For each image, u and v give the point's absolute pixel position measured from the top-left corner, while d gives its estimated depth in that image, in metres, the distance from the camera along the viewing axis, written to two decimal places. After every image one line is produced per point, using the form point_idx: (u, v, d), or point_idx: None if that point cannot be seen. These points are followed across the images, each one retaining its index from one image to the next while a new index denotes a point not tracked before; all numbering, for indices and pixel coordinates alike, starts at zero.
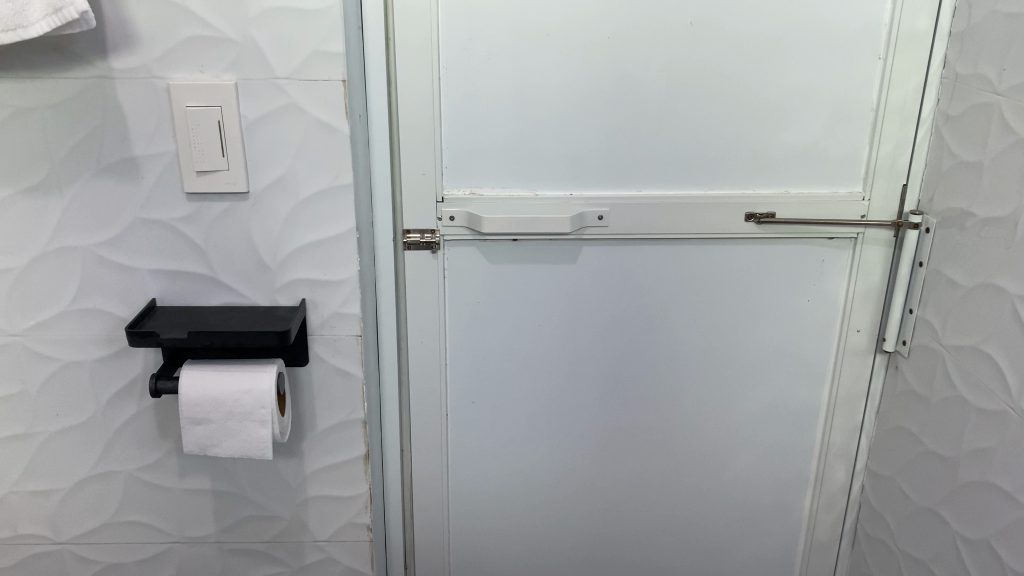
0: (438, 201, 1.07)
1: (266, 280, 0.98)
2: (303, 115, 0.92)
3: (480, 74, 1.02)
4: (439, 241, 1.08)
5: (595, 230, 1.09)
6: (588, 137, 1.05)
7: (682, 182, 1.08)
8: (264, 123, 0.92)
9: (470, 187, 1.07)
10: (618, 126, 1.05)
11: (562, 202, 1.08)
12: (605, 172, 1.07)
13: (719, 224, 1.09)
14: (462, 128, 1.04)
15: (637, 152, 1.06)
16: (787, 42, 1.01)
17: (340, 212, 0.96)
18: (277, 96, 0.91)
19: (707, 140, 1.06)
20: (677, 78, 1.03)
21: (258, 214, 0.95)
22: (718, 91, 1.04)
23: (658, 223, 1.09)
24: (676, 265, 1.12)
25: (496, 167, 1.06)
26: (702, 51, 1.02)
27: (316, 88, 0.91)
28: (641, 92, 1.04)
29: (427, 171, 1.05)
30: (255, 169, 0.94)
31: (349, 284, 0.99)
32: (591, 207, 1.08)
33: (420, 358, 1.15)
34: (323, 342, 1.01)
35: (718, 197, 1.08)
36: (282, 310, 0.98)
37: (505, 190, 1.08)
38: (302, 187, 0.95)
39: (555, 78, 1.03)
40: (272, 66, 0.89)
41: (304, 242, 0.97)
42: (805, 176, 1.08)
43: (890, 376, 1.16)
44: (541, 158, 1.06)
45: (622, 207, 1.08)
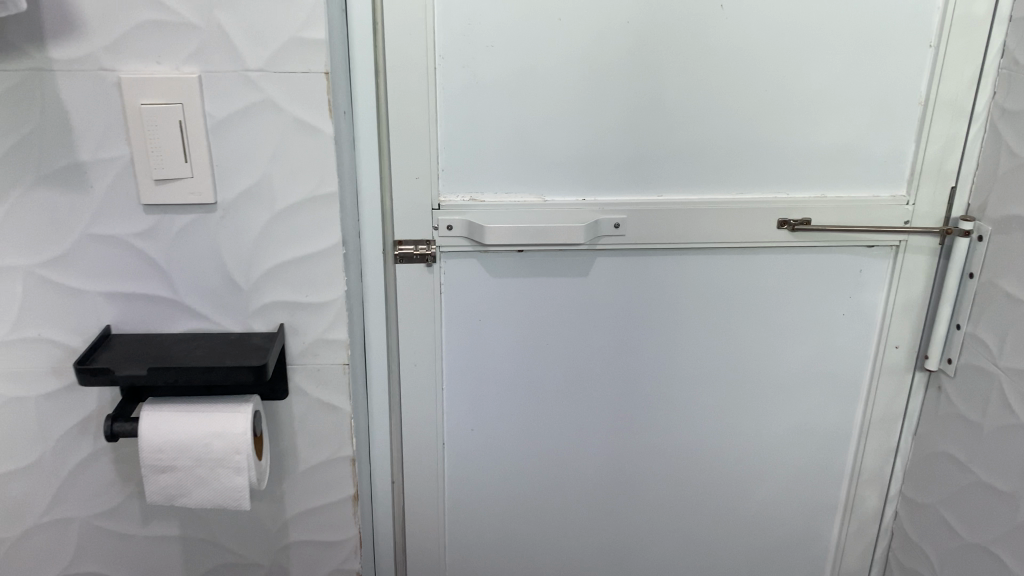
0: (434, 208, 0.94)
1: (237, 304, 0.85)
2: (279, 114, 0.79)
3: (480, 64, 0.89)
4: (435, 253, 0.96)
5: (611, 240, 0.97)
6: (602, 135, 0.94)
7: (707, 185, 0.96)
8: (235, 123, 0.79)
9: (469, 192, 0.95)
10: (636, 122, 0.93)
11: (573, 208, 0.95)
12: (621, 176, 0.95)
13: (748, 231, 0.98)
14: (460, 126, 0.92)
15: (658, 153, 0.95)
16: (829, 27, 0.90)
17: (323, 225, 0.83)
18: (249, 91, 0.78)
19: (736, 138, 0.94)
20: (703, 66, 0.91)
21: (228, 228, 0.82)
22: (749, 82, 0.92)
23: (680, 232, 0.97)
24: (697, 277, 1.01)
25: (499, 170, 0.94)
26: (732, 37, 0.90)
27: (294, 82, 0.78)
28: (662, 84, 0.92)
29: (420, 175, 0.93)
30: (224, 176, 0.81)
31: (335, 307, 0.86)
32: (606, 214, 0.96)
33: (413, 382, 1.03)
34: (304, 373, 0.88)
35: (747, 202, 0.96)
36: (257, 338, 0.85)
37: (510, 197, 0.95)
38: (278, 197, 0.81)
39: (566, 66, 0.90)
40: (242, 56, 0.76)
41: (281, 261, 0.84)
42: (843, 180, 0.97)
43: (930, 396, 1.06)
44: (549, 159, 0.94)
45: (640, 214, 0.96)
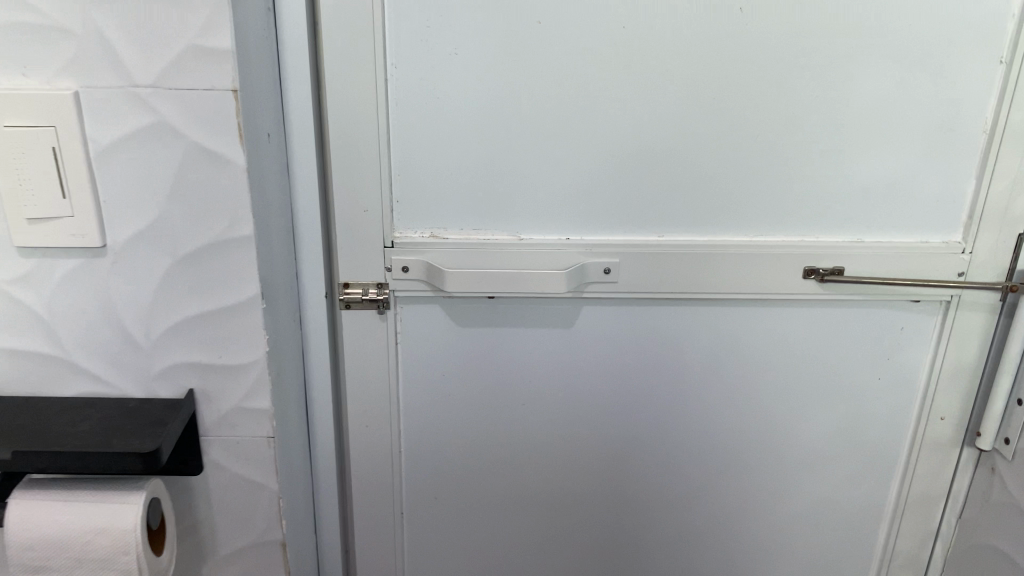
0: (386, 246, 0.79)
1: (137, 365, 0.70)
2: (178, 139, 0.63)
3: (442, 75, 0.73)
4: (388, 298, 0.81)
5: (599, 288, 0.81)
6: (591, 164, 0.77)
7: (719, 225, 0.80)
8: (124, 150, 0.63)
9: (430, 228, 0.79)
10: (633, 150, 0.76)
11: (555, 250, 0.79)
12: (614, 212, 0.79)
13: (767, 280, 0.81)
14: (419, 150, 0.76)
15: (659, 186, 0.78)
16: (877, 37, 0.72)
17: (237, 274, 0.68)
18: (139, 111, 0.62)
19: (756, 171, 0.77)
20: (717, 83, 0.74)
21: (121, 276, 0.67)
22: (774, 104, 0.75)
23: (685, 279, 0.81)
24: (704, 331, 0.85)
25: (466, 203, 0.78)
26: (754, 48, 0.73)
27: (195, 101, 0.62)
28: (666, 104, 0.75)
29: (369, 207, 0.77)
30: (113, 214, 0.65)
31: (255, 371, 0.71)
32: (595, 257, 0.80)
33: (366, 442, 0.88)
34: (220, 446, 0.74)
35: (769, 246, 0.80)
36: (159, 406, 0.70)
37: (480, 234, 0.79)
38: (181, 241, 0.66)
39: (548, 80, 0.74)
40: (128, 68, 0.61)
41: (187, 315, 0.69)
42: (886, 222, 0.80)
43: (980, 477, 0.89)
44: (526, 190, 0.78)
45: (636, 258, 0.80)
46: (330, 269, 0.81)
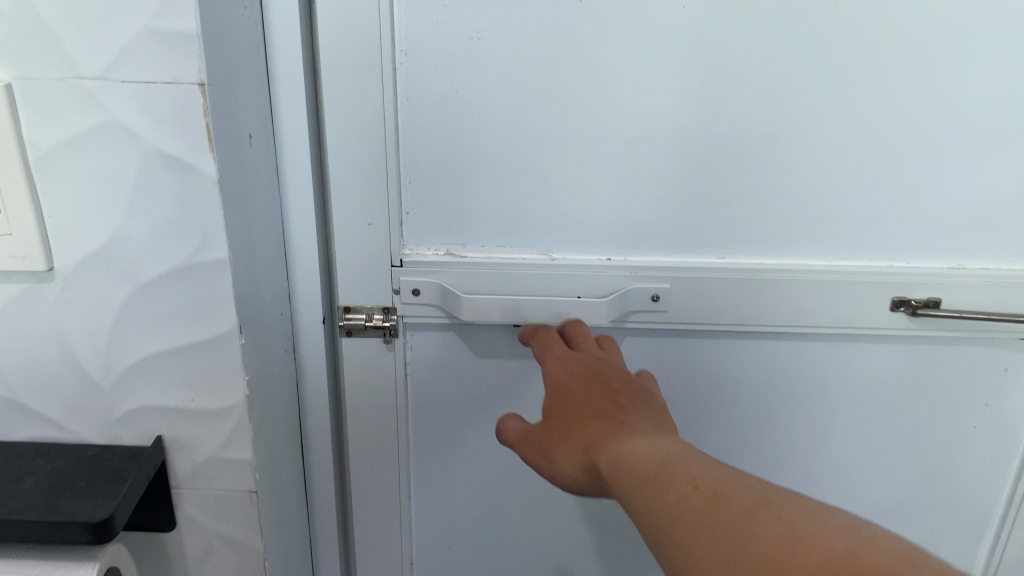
0: (394, 265, 0.67)
1: (95, 407, 0.59)
2: (135, 143, 0.52)
3: (462, 64, 0.60)
4: (396, 326, 0.69)
5: (644, 317, 0.69)
6: (638, 172, 0.64)
7: (790, 246, 0.67)
8: (70, 154, 0.52)
9: (446, 245, 0.67)
10: (691, 157, 0.64)
11: (594, 273, 0.67)
12: (666, 228, 0.67)
13: (846, 312, 0.68)
14: (433, 153, 0.63)
15: (720, 199, 0.65)
16: (1000, 24, 0.58)
17: (210, 305, 0.57)
18: (87, 108, 0.51)
19: (840, 184, 0.64)
20: (798, 78, 0.61)
21: (72, 305, 0.56)
22: (866, 104, 0.61)
23: (748, 309, 0.68)
24: (766, 367, 0.72)
25: (489, 216, 0.66)
26: (846, 36, 0.59)
27: (154, 97, 0.51)
28: (735, 104, 0.62)
29: (374, 220, 0.65)
30: (61, 232, 0.54)
31: (234, 416, 0.60)
32: (642, 282, 0.67)
33: (370, 485, 0.77)
34: (194, 500, 0.63)
35: (851, 274, 0.66)
36: (120, 456, 0.60)
37: (503, 252, 0.67)
38: (142, 264, 0.55)
39: (591, 71, 0.61)
40: (71, 55, 0.49)
41: (152, 351, 0.58)
42: (992, 245, 0.66)
43: None
44: (560, 201, 0.65)
45: (691, 284, 0.67)
46: (329, 289, 0.69)
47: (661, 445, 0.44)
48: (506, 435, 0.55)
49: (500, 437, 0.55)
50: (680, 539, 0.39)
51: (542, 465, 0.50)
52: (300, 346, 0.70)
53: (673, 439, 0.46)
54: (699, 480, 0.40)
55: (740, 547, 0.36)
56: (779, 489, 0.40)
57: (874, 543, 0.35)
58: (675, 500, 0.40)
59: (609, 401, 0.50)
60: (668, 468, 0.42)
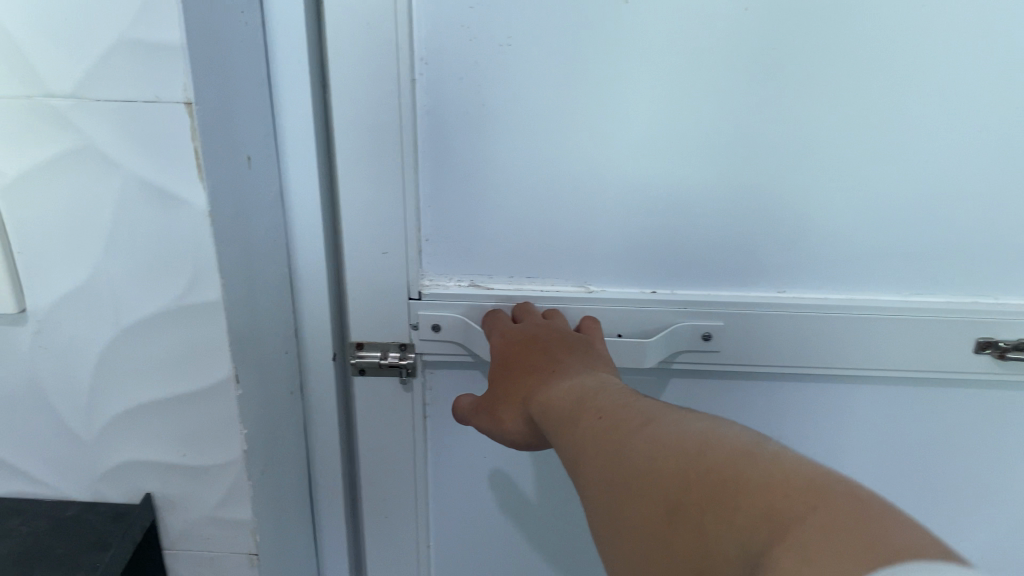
0: (411, 297, 0.59)
1: (76, 462, 0.53)
2: (114, 171, 0.45)
3: (490, 74, 0.53)
4: (414, 364, 0.62)
5: (693, 357, 0.61)
6: (690, 195, 0.57)
7: (862, 279, 0.59)
8: (42, 184, 0.45)
9: (472, 276, 0.60)
10: (752, 179, 0.56)
11: (637, 308, 0.59)
12: (720, 258, 0.59)
13: (923, 355, 0.60)
14: (458, 173, 0.56)
15: (782, 228, 0.57)
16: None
17: (202, 351, 0.50)
18: (59, 131, 0.44)
19: (922, 210, 0.56)
20: (879, 91, 0.52)
21: (49, 350, 0.50)
22: (957, 121, 0.53)
23: (812, 351, 0.60)
24: (826, 405, 0.65)
25: (521, 244, 0.59)
26: (939, 44, 0.51)
27: (134, 118, 0.44)
28: (804, 121, 0.54)
29: (390, 249, 0.58)
30: (33, 270, 0.47)
31: (231, 473, 0.53)
32: (692, 319, 0.59)
33: (389, 533, 0.70)
34: (190, 561, 0.56)
35: (932, 312, 0.58)
36: (105, 517, 0.53)
37: (535, 284, 0.60)
38: (125, 307, 0.48)
39: (638, 81, 0.53)
40: (36, 71, 0.42)
41: (139, 401, 0.51)
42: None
43: None
44: (600, 227, 0.58)
45: (747, 323, 0.59)
46: (340, 323, 0.63)
47: (583, 386, 0.43)
48: (466, 408, 0.54)
49: (459, 411, 0.54)
50: (574, 465, 0.37)
51: (491, 428, 0.49)
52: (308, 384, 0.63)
53: (594, 379, 0.43)
54: (600, 409, 0.39)
55: (617, 465, 0.34)
56: (678, 410, 0.37)
57: (729, 444, 0.31)
58: (580, 430, 0.38)
59: (541, 354, 0.48)
60: (578, 407, 0.40)
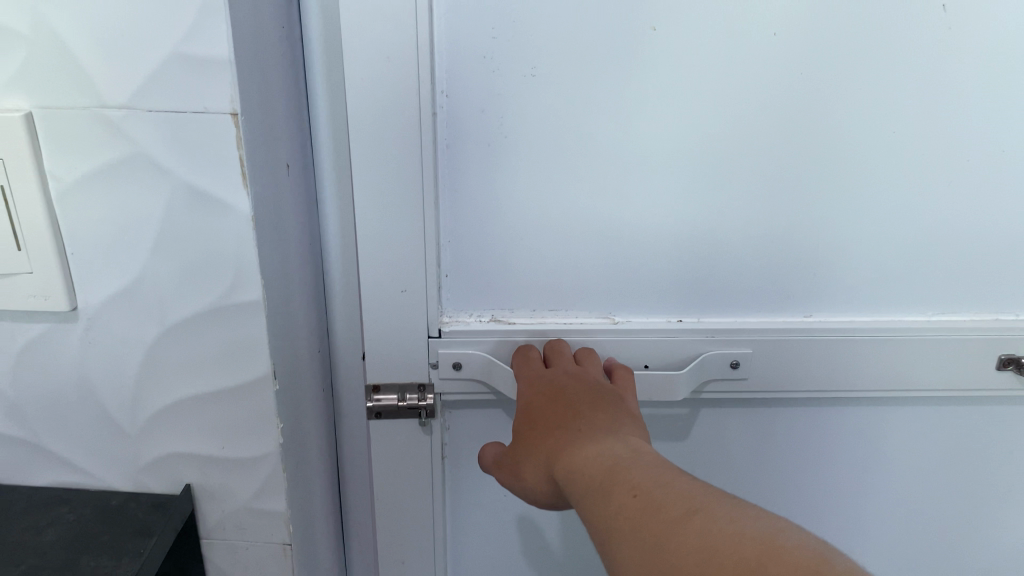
0: (432, 336, 0.60)
1: (121, 453, 0.56)
2: (163, 176, 0.48)
3: (515, 102, 0.54)
4: (433, 404, 0.62)
5: (721, 385, 0.63)
6: (713, 219, 0.59)
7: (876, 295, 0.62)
8: (97, 189, 0.48)
9: (494, 309, 0.61)
10: (773, 198, 0.58)
11: (663, 337, 0.61)
12: (740, 282, 0.61)
13: (941, 371, 0.63)
14: (484, 209, 0.57)
15: (799, 248, 0.60)
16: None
17: (243, 349, 0.52)
18: (113, 140, 0.47)
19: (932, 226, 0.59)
20: (891, 108, 0.55)
21: (98, 345, 0.52)
22: (966, 141, 0.56)
23: (839, 373, 0.63)
24: (842, 420, 0.67)
25: (543, 270, 0.60)
26: (947, 70, 0.54)
27: (184, 127, 0.46)
28: (820, 139, 0.56)
29: (410, 286, 0.57)
30: (85, 269, 0.50)
31: (267, 466, 0.56)
32: (720, 347, 0.61)
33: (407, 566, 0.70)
34: (225, 551, 0.59)
35: (946, 330, 0.61)
36: (147, 505, 0.56)
37: (557, 316, 0.62)
38: (171, 305, 0.51)
39: (660, 109, 0.55)
40: (94, 83, 0.45)
41: (182, 396, 0.54)
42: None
43: None
44: (622, 253, 0.60)
45: (774, 349, 0.61)
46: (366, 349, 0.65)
47: (613, 453, 0.43)
48: (490, 458, 0.55)
49: (484, 461, 0.55)
50: (605, 542, 0.38)
51: (515, 485, 0.50)
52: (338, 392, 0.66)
53: (622, 445, 0.44)
54: (634, 483, 0.39)
55: (661, 552, 0.34)
56: (720, 492, 0.38)
57: (790, 547, 0.32)
58: (614, 505, 0.38)
59: (567, 411, 0.49)
60: (611, 478, 0.40)
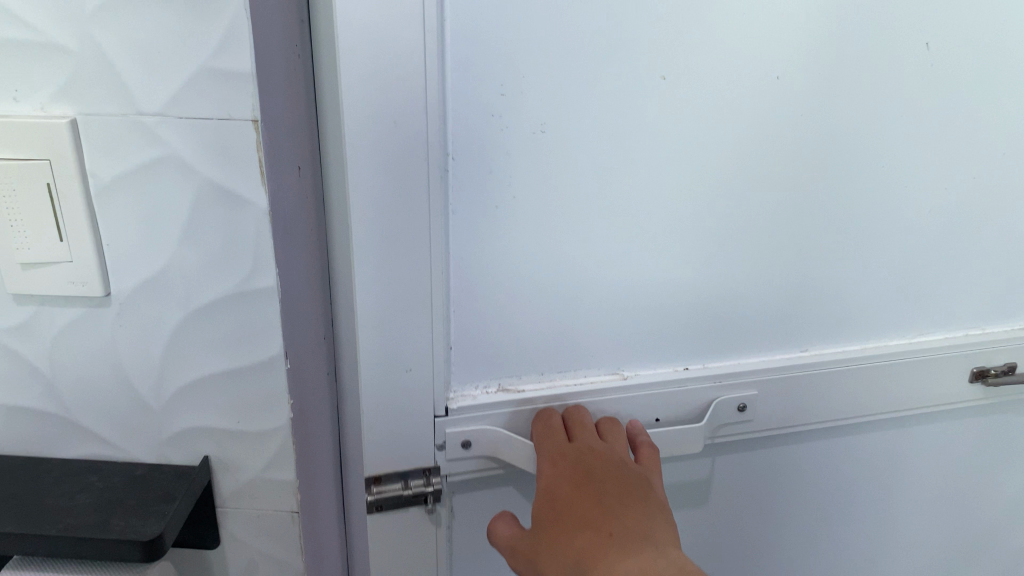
0: (439, 415, 0.61)
1: (146, 428, 0.62)
2: (191, 175, 0.54)
3: (520, 157, 0.55)
4: (439, 488, 0.63)
5: (732, 428, 0.71)
6: (722, 285, 0.65)
7: (845, 330, 0.72)
8: (131, 187, 0.54)
9: (499, 379, 0.63)
10: (764, 256, 0.65)
11: (676, 390, 0.67)
12: (738, 329, 0.68)
13: (921, 386, 0.76)
14: (497, 262, 0.58)
15: (797, 291, 0.68)
16: (1009, 108, 0.66)
17: (259, 330, 0.58)
18: (147, 142, 0.53)
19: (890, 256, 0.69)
20: (848, 167, 0.64)
21: (127, 328, 0.58)
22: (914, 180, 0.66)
23: (842, 403, 0.74)
24: (818, 435, 0.77)
25: (551, 327, 0.62)
26: (893, 129, 0.64)
27: (209, 131, 0.53)
28: (801, 208, 0.64)
29: (415, 365, 0.58)
30: (119, 259, 0.56)
31: (279, 438, 0.62)
32: (733, 393, 0.69)
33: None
34: (239, 519, 0.64)
35: (925, 349, 0.74)
36: (170, 476, 0.62)
37: (568, 378, 0.65)
38: (196, 292, 0.57)
39: (666, 170, 0.59)
40: (132, 92, 0.52)
41: (203, 375, 0.60)
42: (994, 291, 0.75)
43: None
44: (627, 311, 0.64)
45: (777, 388, 0.70)
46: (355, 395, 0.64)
47: (654, 561, 0.50)
48: (496, 539, 0.58)
49: (490, 541, 0.58)
50: None
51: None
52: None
53: (665, 551, 0.51)
54: None
55: None
56: None
57: None
58: None
59: (592, 498, 0.55)
60: None
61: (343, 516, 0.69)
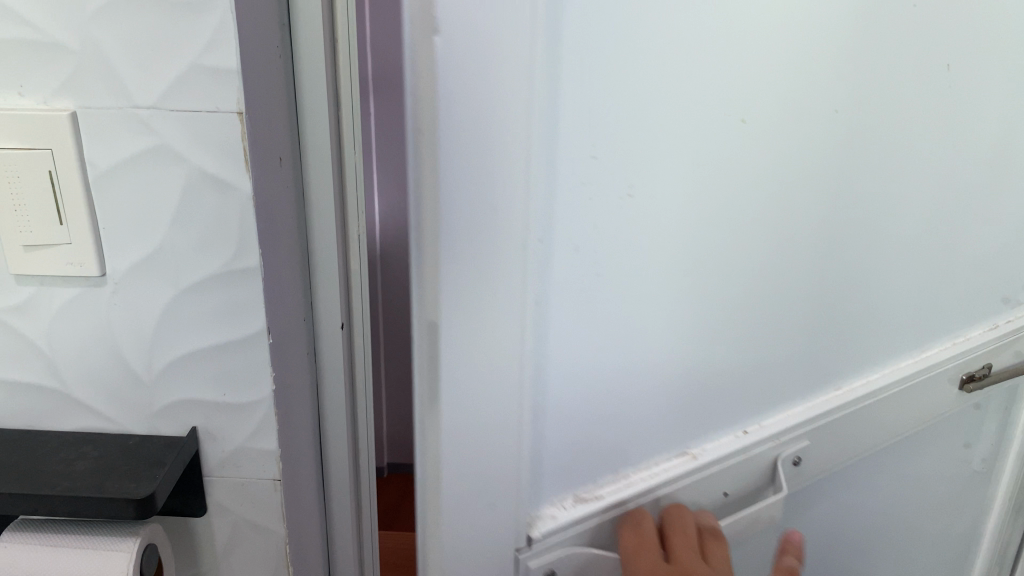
0: (520, 551, 0.59)
1: (138, 400, 0.66)
2: (180, 163, 0.59)
3: (605, 222, 0.55)
4: None
5: (791, 481, 0.81)
6: (769, 368, 0.74)
7: (845, 369, 0.84)
8: (125, 175, 0.59)
9: (574, 492, 0.64)
10: (783, 316, 0.73)
11: (743, 463, 0.74)
12: (779, 394, 0.77)
13: (891, 411, 0.90)
14: (557, 366, 0.58)
15: (803, 357, 0.77)
16: (923, 115, 0.77)
17: (244, 307, 0.64)
18: (140, 133, 0.58)
19: (849, 241, 0.76)
20: (826, 170, 0.70)
21: (120, 305, 0.63)
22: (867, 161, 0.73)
23: (847, 443, 0.86)
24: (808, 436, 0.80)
25: (653, 425, 0.67)
26: (852, 123, 0.70)
27: (197, 122, 0.58)
28: (807, 242, 0.71)
29: (498, 501, 0.56)
30: (113, 241, 0.61)
31: (262, 408, 0.67)
32: (787, 449, 0.78)
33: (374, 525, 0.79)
34: (224, 486, 0.69)
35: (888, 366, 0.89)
36: (160, 445, 0.66)
37: (638, 473, 0.67)
38: (185, 272, 0.62)
39: (694, 195, 0.60)
40: (127, 87, 0.57)
41: (191, 350, 0.65)
42: (925, 289, 0.89)
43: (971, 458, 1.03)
44: (678, 396, 0.68)
45: (814, 440, 0.81)
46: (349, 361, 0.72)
47: None
48: None
49: None
50: None
51: None
52: (325, 396, 0.72)
53: None
54: None
55: None
56: None
57: None
58: None
59: None
60: None
61: (356, 518, 0.77)
